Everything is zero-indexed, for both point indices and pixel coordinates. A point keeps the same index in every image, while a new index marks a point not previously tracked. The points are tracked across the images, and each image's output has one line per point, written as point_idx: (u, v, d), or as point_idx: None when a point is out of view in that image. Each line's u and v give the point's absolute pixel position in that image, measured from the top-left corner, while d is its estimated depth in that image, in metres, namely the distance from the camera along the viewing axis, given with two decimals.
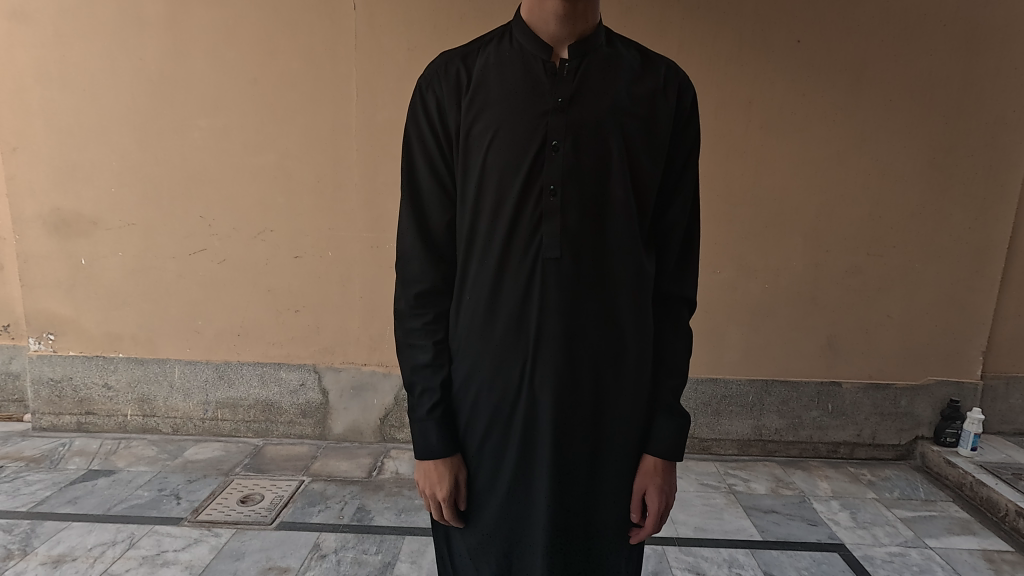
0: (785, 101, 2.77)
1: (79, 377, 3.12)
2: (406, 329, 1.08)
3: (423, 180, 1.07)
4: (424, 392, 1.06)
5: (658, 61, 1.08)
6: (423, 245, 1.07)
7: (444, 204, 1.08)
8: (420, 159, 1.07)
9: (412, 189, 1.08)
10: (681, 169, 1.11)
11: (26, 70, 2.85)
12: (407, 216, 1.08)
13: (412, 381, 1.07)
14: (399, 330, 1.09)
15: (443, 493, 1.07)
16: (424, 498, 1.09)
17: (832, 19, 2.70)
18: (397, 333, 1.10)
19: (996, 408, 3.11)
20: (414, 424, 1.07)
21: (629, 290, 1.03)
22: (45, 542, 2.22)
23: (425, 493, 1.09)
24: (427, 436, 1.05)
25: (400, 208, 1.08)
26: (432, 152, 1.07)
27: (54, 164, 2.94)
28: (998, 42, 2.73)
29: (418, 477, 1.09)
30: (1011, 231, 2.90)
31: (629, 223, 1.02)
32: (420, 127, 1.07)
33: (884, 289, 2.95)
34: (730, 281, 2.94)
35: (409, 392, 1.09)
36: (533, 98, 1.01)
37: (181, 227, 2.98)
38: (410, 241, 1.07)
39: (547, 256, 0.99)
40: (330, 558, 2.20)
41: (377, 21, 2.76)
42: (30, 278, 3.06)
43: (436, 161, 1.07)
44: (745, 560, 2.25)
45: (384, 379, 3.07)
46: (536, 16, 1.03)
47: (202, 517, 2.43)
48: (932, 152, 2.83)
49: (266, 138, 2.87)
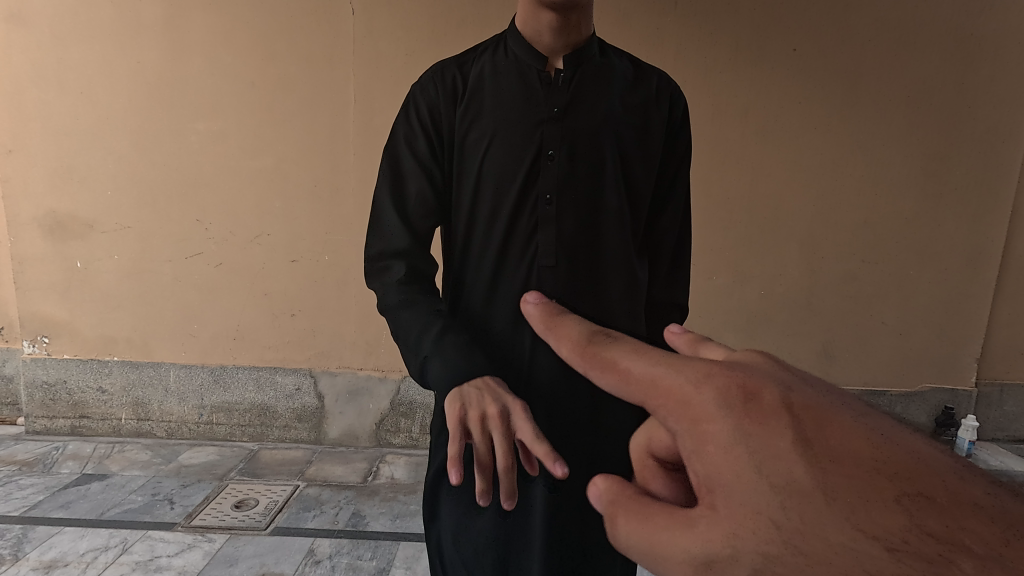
0: (780, 108, 2.78)
1: (73, 381, 3.10)
2: (399, 292, 0.97)
3: (411, 180, 1.03)
4: (435, 342, 0.91)
5: (649, 72, 1.11)
6: (418, 245, 1.03)
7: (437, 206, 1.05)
8: (410, 161, 1.03)
9: (399, 192, 1.03)
10: (673, 176, 1.14)
11: (23, 73, 2.85)
12: (392, 218, 1.01)
13: (421, 328, 0.93)
14: (387, 307, 0.99)
15: (510, 410, 0.79)
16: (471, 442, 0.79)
17: (827, 27, 2.71)
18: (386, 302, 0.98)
19: (990, 415, 3.14)
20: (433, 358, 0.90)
21: (623, 295, 1.05)
22: (37, 548, 2.20)
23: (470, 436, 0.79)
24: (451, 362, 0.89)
25: (382, 209, 1.02)
26: (422, 153, 1.04)
27: (51, 167, 2.94)
28: (990, 52, 2.76)
29: (479, 403, 0.81)
30: (1005, 239, 2.93)
31: (621, 232, 1.04)
32: (410, 130, 1.04)
33: (880, 295, 2.97)
34: (725, 288, 2.94)
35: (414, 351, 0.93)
36: (529, 107, 1.02)
37: (176, 231, 2.98)
38: (400, 239, 1.01)
39: (543, 264, 1.00)
40: (324, 564, 2.19)
41: (375, 26, 2.76)
42: (25, 281, 3.05)
43: (427, 165, 1.04)
44: None
45: (380, 383, 3.07)
46: (530, 28, 1.04)
47: (196, 522, 2.41)
48: (926, 160, 2.85)
49: (264, 141, 2.87)
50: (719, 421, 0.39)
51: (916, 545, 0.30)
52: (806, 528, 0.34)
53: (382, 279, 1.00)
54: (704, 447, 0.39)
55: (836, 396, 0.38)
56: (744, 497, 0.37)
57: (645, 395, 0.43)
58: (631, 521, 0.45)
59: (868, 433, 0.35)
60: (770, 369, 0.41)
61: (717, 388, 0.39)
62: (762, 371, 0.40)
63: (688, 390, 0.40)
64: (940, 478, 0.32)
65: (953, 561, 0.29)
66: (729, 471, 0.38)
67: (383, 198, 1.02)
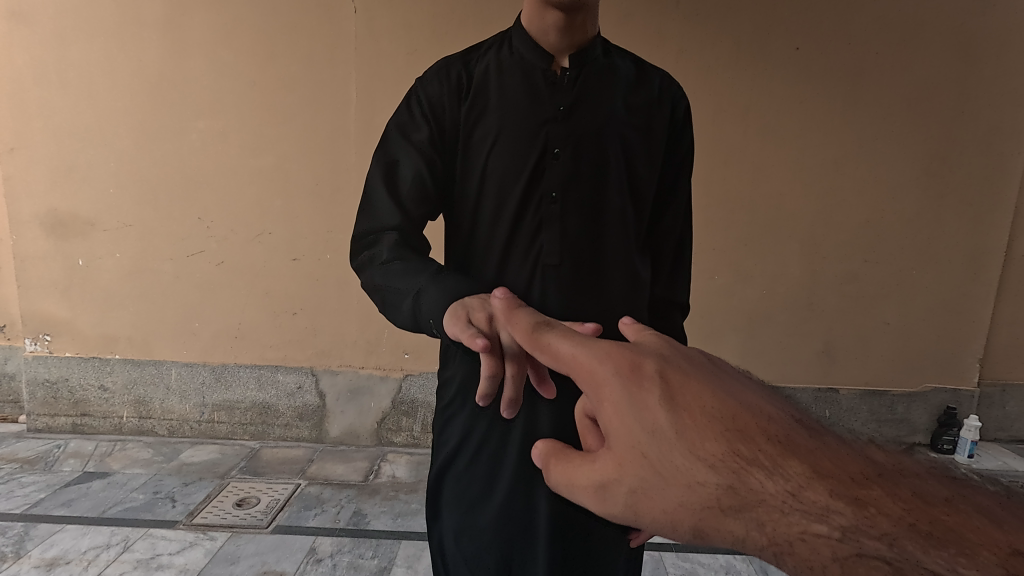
0: (782, 107, 2.78)
1: (75, 379, 3.11)
2: (389, 248, 0.97)
3: (411, 172, 1.01)
4: (431, 277, 0.92)
5: (652, 72, 1.11)
6: (414, 229, 1.02)
7: (436, 197, 1.04)
8: (412, 154, 1.01)
9: (401, 184, 1.00)
10: (675, 174, 1.14)
11: (25, 72, 2.84)
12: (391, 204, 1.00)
13: (417, 265, 0.95)
14: (377, 267, 0.97)
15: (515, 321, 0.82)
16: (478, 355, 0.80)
17: (830, 25, 2.70)
18: (377, 259, 0.98)
19: (992, 416, 3.14)
20: (429, 281, 0.91)
21: (625, 293, 1.06)
22: (39, 545, 2.20)
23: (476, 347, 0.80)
24: (444, 284, 0.90)
25: (379, 197, 1.00)
26: (425, 147, 1.02)
27: (52, 165, 2.94)
28: (992, 52, 2.75)
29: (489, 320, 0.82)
30: (1007, 240, 2.93)
31: (624, 230, 1.04)
32: (413, 124, 1.03)
33: (882, 295, 2.96)
34: (728, 287, 2.94)
35: (408, 294, 0.93)
36: (534, 107, 1.02)
37: (178, 229, 2.98)
38: (391, 217, 0.99)
39: (547, 262, 1.01)
40: (325, 563, 2.18)
41: (376, 24, 2.76)
42: (25, 279, 3.05)
43: (429, 158, 1.02)
44: (741, 567, 2.24)
45: (381, 382, 3.07)
46: (535, 27, 1.03)
47: (197, 520, 2.42)
48: (928, 160, 2.84)
49: (265, 140, 2.87)
50: (615, 387, 0.60)
51: (728, 463, 0.51)
52: (663, 460, 0.55)
53: (373, 251, 0.99)
54: (603, 404, 0.61)
55: (696, 375, 0.59)
56: (628, 438, 0.58)
57: (570, 367, 0.66)
58: (562, 462, 0.69)
59: (713, 400, 0.56)
60: (652, 355, 0.63)
61: (612, 365, 0.62)
62: (646, 355, 0.63)
63: (596, 366, 0.63)
64: (752, 424, 0.52)
65: (751, 475, 0.49)
66: (615, 420, 0.60)
67: (377, 182, 1.01)
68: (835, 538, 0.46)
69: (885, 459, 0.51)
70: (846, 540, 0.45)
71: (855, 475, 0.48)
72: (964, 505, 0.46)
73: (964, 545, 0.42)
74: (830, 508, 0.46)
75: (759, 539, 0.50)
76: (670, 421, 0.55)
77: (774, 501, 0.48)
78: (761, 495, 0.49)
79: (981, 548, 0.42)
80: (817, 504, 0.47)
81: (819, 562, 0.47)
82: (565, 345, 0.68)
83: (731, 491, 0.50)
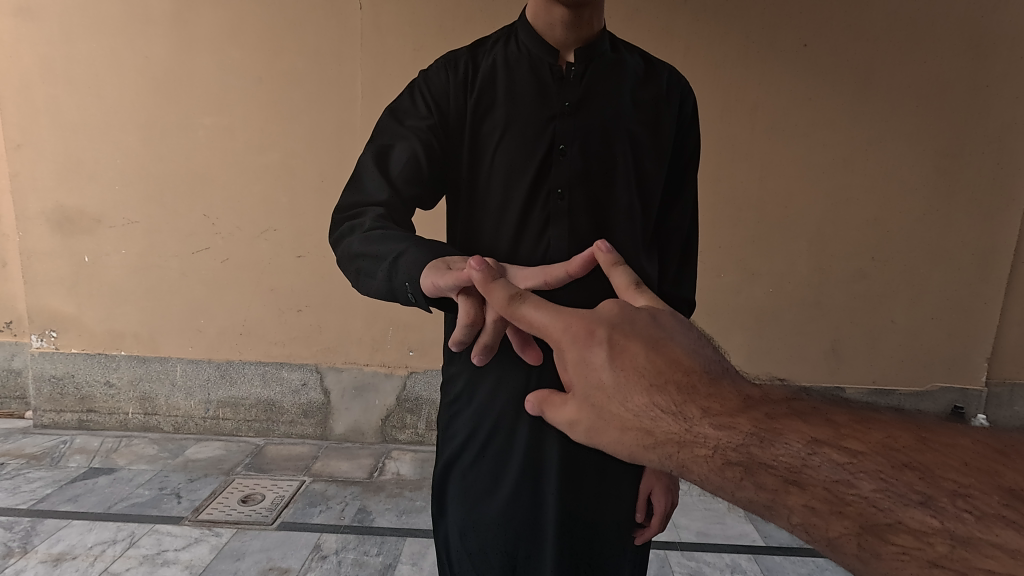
0: (789, 105, 2.76)
1: (81, 375, 3.12)
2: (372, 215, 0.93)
3: (409, 158, 0.98)
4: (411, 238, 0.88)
5: (660, 68, 1.10)
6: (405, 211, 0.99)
7: (429, 181, 1.01)
8: (414, 142, 0.99)
9: (401, 170, 0.97)
10: (683, 170, 1.14)
11: (31, 69, 2.85)
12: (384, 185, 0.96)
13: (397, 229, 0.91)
14: (358, 234, 0.92)
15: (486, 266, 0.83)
16: (459, 298, 0.81)
17: (839, 21, 2.68)
18: (359, 226, 0.93)
19: (1001, 415, 3.11)
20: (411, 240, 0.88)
21: None
22: (46, 540, 2.21)
23: (461, 290, 0.80)
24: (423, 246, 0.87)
25: (374, 180, 0.96)
26: (428, 136, 1.00)
27: (58, 161, 2.94)
28: (1003, 49, 2.72)
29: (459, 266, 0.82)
30: (1018, 239, 2.90)
31: (631, 227, 1.04)
32: (416, 114, 1.02)
33: (889, 293, 2.95)
34: (734, 285, 2.93)
35: (384, 257, 0.88)
36: (541, 102, 1.02)
37: (184, 226, 2.98)
38: (379, 193, 0.95)
39: (555, 257, 1.00)
40: (330, 559, 2.18)
41: (382, 21, 2.75)
42: (33, 275, 3.06)
43: (432, 147, 1.00)
44: (747, 566, 2.23)
45: (385, 379, 3.07)
46: (542, 20, 1.02)
47: (203, 516, 2.42)
48: (937, 158, 2.82)
49: (270, 137, 2.87)
50: (572, 350, 0.64)
51: (646, 412, 0.58)
52: (607, 409, 0.61)
53: (354, 224, 0.94)
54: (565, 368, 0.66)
55: (637, 331, 0.64)
56: (581, 392, 0.64)
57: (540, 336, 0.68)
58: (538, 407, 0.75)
59: (645, 355, 0.61)
60: (608, 317, 0.66)
61: (572, 332, 0.65)
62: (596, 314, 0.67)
63: (559, 333, 0.66)
64: (666, 373, 0.60)
65: (662, 420, 0.57)
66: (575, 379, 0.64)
67: (368, 162, 0.97)
68: (712, 455, 0.54)
69: (756, 390, 0.59)
70: (719, 453, 0.54)
71: (733, 406, 0.56)
72: (809, 412, 0.54)
73: (793, 434, 0.52)
74: (711, 435, 0.55)
75: (669, 465, 0.58)
76: (611, 377, 0.61)
77: (678, 437, 0.56)
78: (669, 433, 0.57)
79: (806, 439, 0.51)
80: (700, 434, 0.56)
81: (705, 476, 0.55)
82: (534, 313, 0.69)
83: (647, 431, 0.58)
